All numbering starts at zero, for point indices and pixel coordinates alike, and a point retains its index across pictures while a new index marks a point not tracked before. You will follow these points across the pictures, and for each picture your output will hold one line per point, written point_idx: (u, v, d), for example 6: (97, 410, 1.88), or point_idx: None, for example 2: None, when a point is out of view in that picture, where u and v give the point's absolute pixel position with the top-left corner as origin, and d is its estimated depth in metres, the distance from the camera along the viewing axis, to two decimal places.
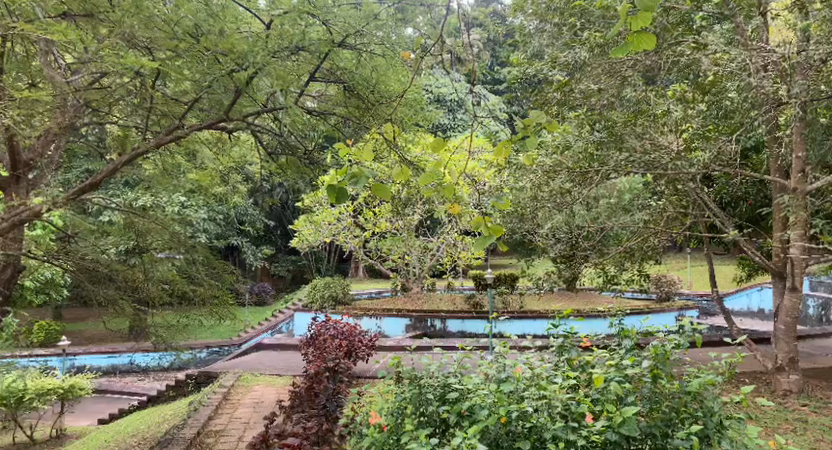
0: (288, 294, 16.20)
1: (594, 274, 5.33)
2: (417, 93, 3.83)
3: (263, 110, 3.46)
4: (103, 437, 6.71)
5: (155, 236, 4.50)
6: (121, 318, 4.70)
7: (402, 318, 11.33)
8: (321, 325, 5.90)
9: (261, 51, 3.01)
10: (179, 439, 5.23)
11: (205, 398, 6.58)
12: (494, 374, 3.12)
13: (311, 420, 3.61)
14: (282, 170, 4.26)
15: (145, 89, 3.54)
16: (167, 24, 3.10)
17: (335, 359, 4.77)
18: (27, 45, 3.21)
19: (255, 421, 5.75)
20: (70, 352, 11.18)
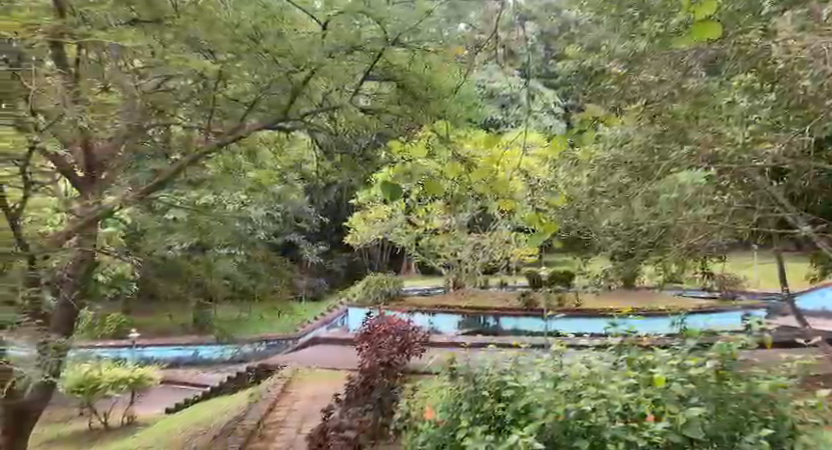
0: (344, 290, 16.47)
1: (654, 272, 5.19)
2: (470, 89, 3.80)
3: (319, 109, 3.69)
4: (170, 426, 7.00)
5: (218, 233, 4.68)
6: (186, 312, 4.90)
7: (455, 315, 11.41)
8: (376, 321, 5.96)
9: (317, 51, 3.19)
10: (240, 430, 5.41)
11: (265, 391, 6.76)
12: (550, 373, 3.08)
13: (367, 414, 3.64)
14: (337, 168, 4.32)
15: (208, 91, 3.66)
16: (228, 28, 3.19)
17: (390, 354, 4.83)
18: (98, 52, 3.36)
19: (313, 414, 5.87)
20: (139, 344, 11.74)
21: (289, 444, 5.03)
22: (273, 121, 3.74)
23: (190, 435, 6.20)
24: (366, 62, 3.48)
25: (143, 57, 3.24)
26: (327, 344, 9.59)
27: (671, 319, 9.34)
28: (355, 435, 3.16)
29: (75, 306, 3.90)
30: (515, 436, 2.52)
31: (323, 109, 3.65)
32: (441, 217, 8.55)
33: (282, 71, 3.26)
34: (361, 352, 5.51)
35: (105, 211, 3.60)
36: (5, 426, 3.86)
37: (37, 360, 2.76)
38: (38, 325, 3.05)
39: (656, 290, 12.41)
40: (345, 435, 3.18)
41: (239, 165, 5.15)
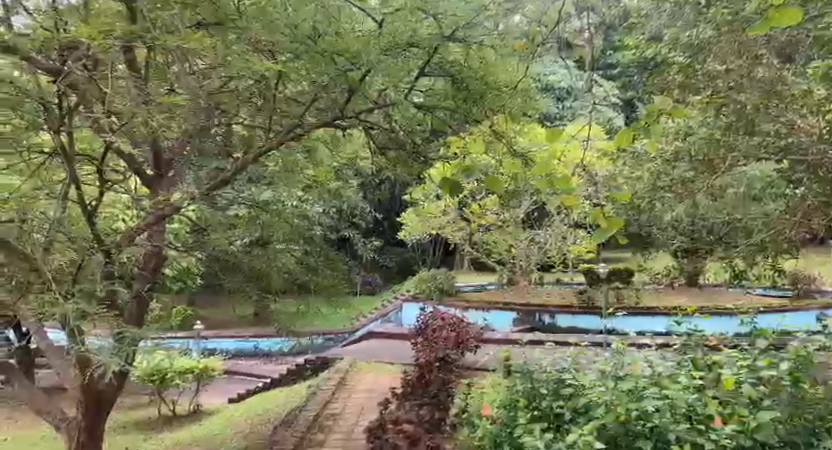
0: (398, 285, 16.61)
1: (722, 269, 4.99)
2: (528, 83, 3.75)
3: (375, 107, 3.73)
4: (233, 415, 7.22)
5: None
6: (248, 304, 5.05)
7: (509, 311, 11.35)
8: (430, 317, 5.96)
9: (374, 49, 3.23)
10: (300, 420, 5.50)
11: (323, 384, 6.89)
12: (610, 372, 3.02)
13: (424, 408, 3.66)
14: (391, 164, 4.36)
15: (270, 92, 3.76)
16: (287, 28, 3.25)
17: (445, 349, 4.82)
18: (165, 55, 3.49)
19: (370, 406, 5.95)
20: (203, 336, 12.17)
21: (348, 436, 5.09)
22: (331, 117, 3.80)
23: (252, 425, 6.36)
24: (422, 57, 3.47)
25: (206, 59, 3.35)
26: (381, 338, 9.66)
27: (737, 318, 8.98)
28: (414, 430, 3.18)
29: (148, 300, 4.06)
30: (575, 435, 2.49)
31: (378, 105, 3.67)
32: (496, 212, 8.48)
33: (337, 69, 3.30)
34: (417, 346, 5.51)
35: (174, 206, 3.73)
36: (85, 406, 4.07)
37: (113, 347, 2.91)
38: (112, 315, 3.22)
39: (721, 288, 11.93)
40: (403, 429, 3.19)
41: (297, 162, 5.27)
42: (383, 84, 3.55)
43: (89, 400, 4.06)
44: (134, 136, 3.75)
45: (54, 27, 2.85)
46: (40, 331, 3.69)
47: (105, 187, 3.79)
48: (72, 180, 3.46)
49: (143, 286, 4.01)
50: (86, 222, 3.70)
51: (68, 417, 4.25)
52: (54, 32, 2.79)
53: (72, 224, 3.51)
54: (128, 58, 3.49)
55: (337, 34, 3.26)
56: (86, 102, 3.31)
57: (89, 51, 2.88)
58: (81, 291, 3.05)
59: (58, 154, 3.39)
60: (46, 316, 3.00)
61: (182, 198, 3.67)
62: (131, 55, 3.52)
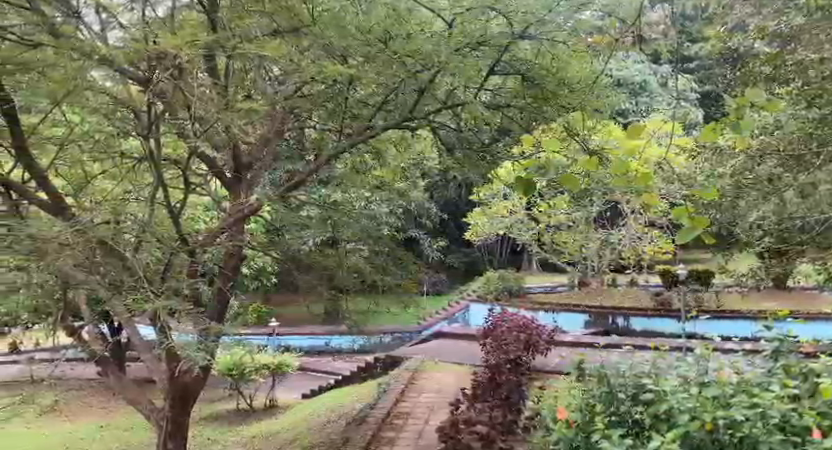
0: (465, 286, 16.61)
1: (815, 271, 4.71)
2: (601, 80, 3.64)
3: (444, 107, 3.72)
4: (306, 411, 7.41)
5: (348, 229, 4.89)
6: (319, 302, 5.16)
7: (580, 314, 11.14)
8: (500, 318, 5.88)
9: (444, 51, 3.18)
10: (371, 417, 5.58)
11: (393, 382, 6.97)
12: (694, 378, 2.90)
13: (497, 409, 3.63)
14: (460, 164, 4.34)
15: (341, 97, 3.84)
16: (360, 34, 3.34)
17: (516, 351, 4.77)
18: (244, 63, 3.62)
19: (440, 405, 5.96)
20: (276, 333, 12.56)
21: (419, 435, 5.11)
22: (399, 120, 3.82)
23: (323, 421, 6.50)
24: (492, 56, 3.41)
25: (283, 64, 3.45)
26: (449, 338, 9.66)
27: None
28: (487, 431, 3.15)
29: (228, 298, 4.16)
30: (657, 441, 2.40)
31: (447, 106, 3.66)
32: (566, 212, 8.33)
33: (407, 71, 3.31)
34: (486, 347, 5.47)
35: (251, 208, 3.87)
36: (173, 399, 4.22)
37: (198, 342, 3.08)
38: (197, 311, 3.37)
39: (811, 291, 11.24)
40: (476, 429, 3.17)
41: (366, 163, 5.35)
42: (453, 83, 3.54)
43: (176, 394, 4.21)
44: (215, 139, 3.91)
45: (145, 39, 3.01)
46: (133, 324, 3.90)
47: (189, 190, 3.96)
48: (159, 183, 3.62)
49: (223, 284, 4.17)
50: (171, 223, 3.89)
51: (157, 408, 4.43)
52: (145, 44, 2.94)
53: (158, 226, 3.68)
54: (209, 66, 3.64)
55: (408, 36, 3.31)
56: (171, 110, 3.48)
57: (177, 60, 3.01)
58: (167, 288, 3.21)
59: (147, 159, 3.58)
60: (137, 312, 3.18)
61: (260, 200, 3.81)
62: (212, 63, 3.66)
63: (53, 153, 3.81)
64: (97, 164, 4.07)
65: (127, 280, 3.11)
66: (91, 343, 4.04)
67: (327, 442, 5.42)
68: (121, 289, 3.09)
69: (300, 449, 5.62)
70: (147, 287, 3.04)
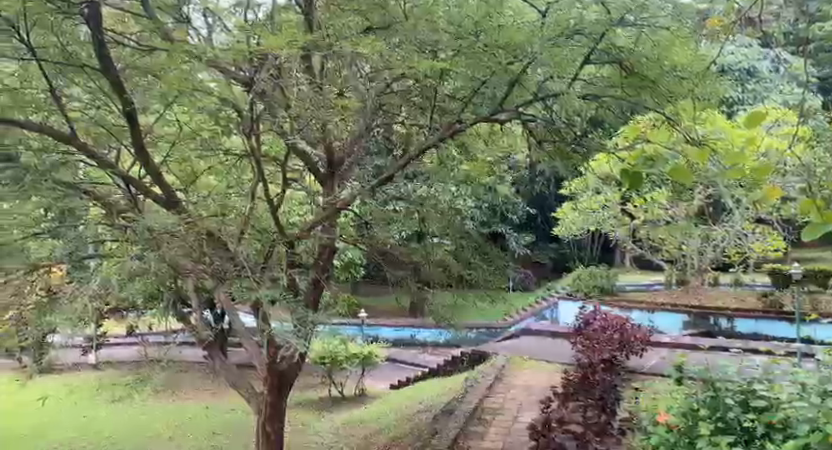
0: (553, 282, 16.31)
1: None
2: (706, 66, 3.41)
3: (536, 99, 3.62)
4: (393, 402, 7.52)
5: (436, 223, 4.90)
6: (408, 295, 5.23)
7: (680, 314, 10.68)
8: (592, 316, 5.70)
9: (538, 40, 3.09)
10: (459, 411, 5.59)
11: (480, 376, 6.94)
12: (813, 385, 2.70)
13: (591, 408, 3.53)
14: (552, 158, 4.25)
15: (431, 92, 3.84)
16: (451, 27, 3.41)
17: (610, 351, 4.61)
18: (338, 60, 3.73)
19: (528, 403, 5.88)
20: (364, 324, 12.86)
21: (508, 431, 5.07)
22: (489, 113, 3.75)
23: (412, 412, 6.59)
24: (589, 45, 3.26)
25: (375, 60, 3.54)
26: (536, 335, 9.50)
27: None
28: (583, 431, 3.08)
29: (321, 289, 4.29)
30: None
31: (540, 98, 3.54)
32: (664, 207, 7.92)
33: (498, 62, 3.26)
34: (577, 346, 5.32)
35: (344, 202, 3.96)
36: (271, 385, 4.43)
37: (295, 330, 3.19)
38: (294, 301, 3.51)
39: None
40: (571, 429, 3.10)
41: (454, 157, 5.35)
42: (545, 75, 3.40)
43: (274, 380, 4.41)
44: (309, 135, 4.03)
45: (248, 41, 3.15)
46: (235, 312, 4.11)
47: (285, 185, 4.11)
48: (259, 178, 3.78)
49: (318, 275, 4.31)
50: (270, 216, 4.07)
51: (257, 392, 4.66)
52: (248, 45, 3.08)
53: (258, 219, 3.85)
54: (305, 65, 3.75)
55: (501, 27, 3.23)
56: (270, 109, 3.61)
57: (277, 61, 3.14)
58: (268, 278, 3.37)
59: (248, 155, 3.75)
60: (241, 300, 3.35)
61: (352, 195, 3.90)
62: (307, 61, 3.78)
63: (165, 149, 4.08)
64: (202, 160, 4.31)
65: (230, 269, 3.28)
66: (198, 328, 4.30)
67: (416, 433, 5.49)
68: (226, 277, 3.30)
69: (390, 438, 5.73)
70: (250, 277, 3.23)
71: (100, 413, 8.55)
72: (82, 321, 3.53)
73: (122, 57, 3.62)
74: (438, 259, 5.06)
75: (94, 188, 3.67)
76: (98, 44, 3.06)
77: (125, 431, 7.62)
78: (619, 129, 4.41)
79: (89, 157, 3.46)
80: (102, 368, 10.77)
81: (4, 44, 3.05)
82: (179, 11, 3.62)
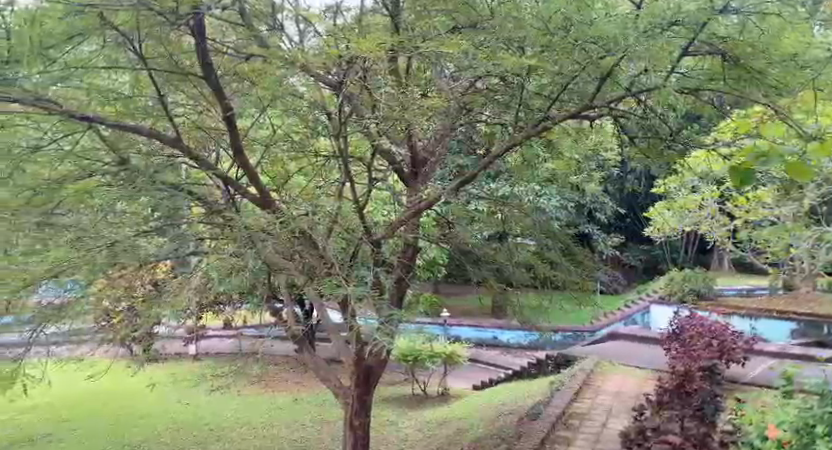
0: (644, 285, 15.68)
1: None
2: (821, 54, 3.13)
3: (629, 94, 3.45)
4: (476, 402, 7.47)
5: (520, 222, 4.83)
6: (491, 294, 5.18)
7: (787, 322, 10.11)
8: (687, 321, 5.43)
9: (634, 33, 2.92)
10: (546, 415, 5.48)
11: (567, 380, 6.77)
12: None
13: (689, 418, 3.35)
14: (646, 155, 4.07)
15: (516, 89, 3.77)
16: (539, 22, 3.31)
17: (709, 358, 4.37)
18: (423, 60, 3.74)
19: (619, 409, 5.67)
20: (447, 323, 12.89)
21: (597, 438, 4.92)
22: (578, 110, 3.63)
23: (496, 414, 6.52)
24: (688, 36, 3.08)
25: (461, 60, 3.53)
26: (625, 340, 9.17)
27: None
28: (682, 442, 2.94)
29: (407, 286, 4.31)
30: None
31: (633, 93, 3.36)
32: (769, 207, 7.38)
33: (590, 57, 3.10)
34: (671, 352, 5.09)
35: (427, 202, 3.96)
36: (357, 380, 4.51)
37: (381, 327, 3.24)
38: (381, 299, 3.56)
39: None
40: (668, 440, 2.96)
41: (540, 155, 5.24)
42: (639, 68, 3.21)
43: (360, 375, 4.48)
44: (394, 135, 4.06)
45: (337, 44, 3.20)
46: (323, 308, 4.22)
47: (371, 185, 4.16)
48: (345, 179, 3.86)
49: (403, 272, 4.33)
50: (356, 215, 4.14)
51: (343, 386, 4.76)
52: (338, 48, 3.13)
53: (345, 218, 3.93)
54: (392, 66, 3.78)
55: (592, 20, 3.10)
56: (356, 110, 3.66)
57: (365, 63, 3.17)
58: (355, 276, 3.43)
59: (335, 156, 3.84)
60: (329, 296, 3.43)
61: (435, 194, 3.90)
62: (393, 62, 3.81)
63: (260, 153, 4.29)
64: (293, 162, 4.45)
65: (319, 267, 3.40)
66: (289, 322, 4.45)
67: (501, 436, 5.42)
68: (314, 275, 3.39)
69: (475, 438, 5.70)
70: (339, 273, 3.31)
71: (199, 400, 9.03)
72: (185, 314, 3.73)
73: (221, 63, 3.80)
74: (523, 260, 4.98)
75: (195, 189, 3.88)
76: (200, 54, 3.22)
77: (222, 418, 8.02)
78: (719, 125, 4.16)
79: (192, 160, 3.66)
80: (201, 359, 11.39)
81: (119, 55, 3.28)
82: (273, 18, 3.74)
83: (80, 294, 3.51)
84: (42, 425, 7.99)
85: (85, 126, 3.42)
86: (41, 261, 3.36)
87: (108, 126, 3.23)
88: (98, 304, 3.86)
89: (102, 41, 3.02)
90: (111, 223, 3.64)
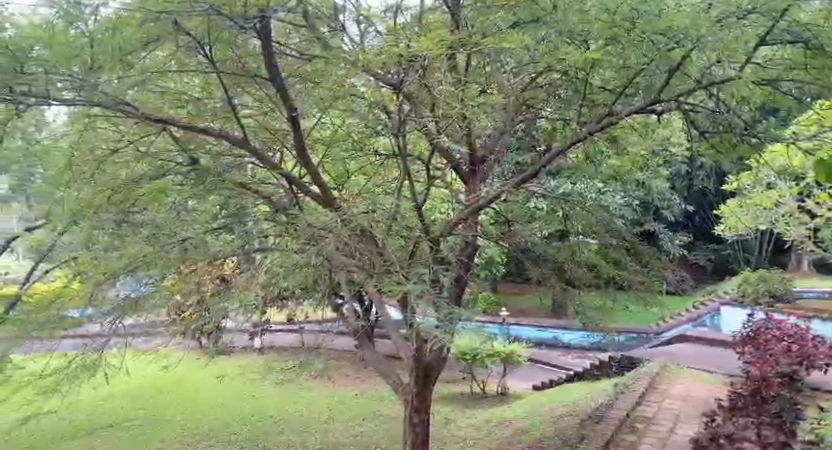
0: (713, 286, 15.08)
1: None
2: None
3: (700, 87, 3.31)
4: (537, 403, 7.36)
5: (582, 220, 4.72)
6: (552, 294, 5.09)
7: None
8: (763, 324, 5.18)
9: (707, 22, 2.79)
10: (609, 418, 5.34)
11: (631, 383, 6.58)
12: None
13: (766, 428, 3.20)
14: (717, 151, 3.90)
15: (580, 83, 3.68)
16: (603, 14, 3.07)
17: (787, 364, 4.16)
18: (483, 57, 3.70)
19: (687, 414, 5.47)
20: (506, 323, 12.77)
21: (665, 443, 4.76)
22: (644, 104, 3.52)
23: (558, 415, 6.41)
24: (766, 24, 2.93)
25: (523, 56, 3.48)
26: (694, 343, 8.84)
27: None
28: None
29: (466, 285, 4.28)
30: None
31: (704, 85, 3.23)
32: None
33: (658, 50, 2.99)
34: (745, 357, 4.87)
35: (487, 200, 3.93)
36: (416, 377, 4.51)
37: (442, 326, 3.23)
38: (442, 297, 3.55)
39: None
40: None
41: (603, 152, 5.11)
42: (711, 59, 3.08)
43: (419, 373, 4.49)
44: (454, 133, 4.05)
45: (398, 43, 3.21)
46: (383, 305, 4.26)
47: (430, 183, 4.17)
48: (405, 177, 3.88)
49: (462, 271, 4.32)
50: (415, 214, 4.15)
51: (403, 383, 4.79)
52: (399, 47, 3.15)
53: (405, 217, 3.96)
54: (451, 63, 3.78)
55: (661, 11, 2.99)
56: (416, 108, 3.67)
57: (426, 61, 3.17)
58: (414, 273, 3.44)
59: (395, 156, 3.86)
60: (389, 293, 3.46)
61: (495, 192, 3.87)
62: (453, 60, 3.80)
63: (323, 153, 4.38)
64: (353, 161, 4.51)
65: (379, 265, 3.42)
66: (350, 319, 4.51)
67: (563, 438, 5.32)
68: (374, 273, 3.42)
69: (537, 439, 5.62)
70: (398, 271, 3.33)
71: (263, 392, 9.30)
72: (251, 309, 3.84)
73: (286, 66, 3.88)
74: (585, 259, 4.87)
75: (261, 188, 3.99)
76: (266, 56, 3.30)
77: (285, 411, 8.20)
78: (798, 119, 3.94)
79: (258, 160, 3.77)
80: (266, 352, 11.72)
81: (189, 59, 3.39)
82: (335, 19, 3.79)
83: (154, 287, 3.67)
84: (121, 411, 8.42)
85: (159, 128, 3.60)
86: (119, 256, 3.54)
87: (180, 127, 3.37)
88: (171, 299, 4.03)
89: (175, 45, 3.15)
90: (182, 220, 3.81)
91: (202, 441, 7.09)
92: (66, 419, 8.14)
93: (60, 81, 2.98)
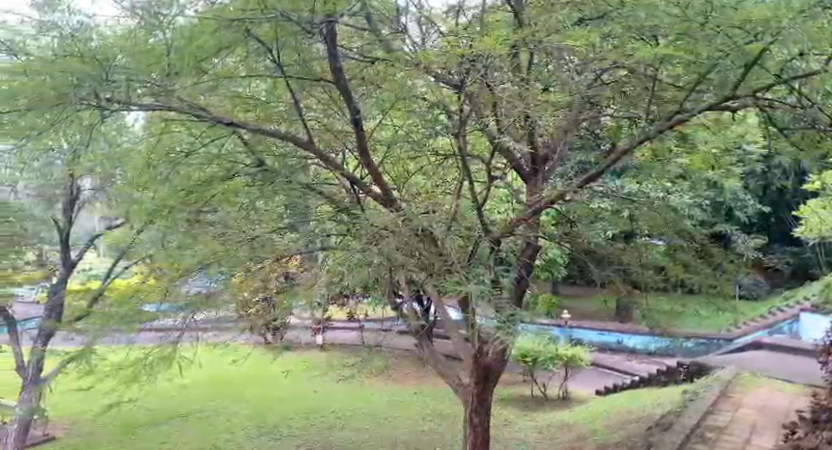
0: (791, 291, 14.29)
1: None
2: None
3: (779, 81, 3.15)
4: (601, 408, 7.18)
5: (649, 221, 4.58)
6: (617, 296, 4.96)
7: None
8: None
9: (790, 13, 2.65)
10: (678, 425, 5.15)
11: (702, 390, 6.32)
12: None
13: None
14: (796, 149, 3.70)
15: (649, 80, 3.56)
16: (675, 9, 2.96)
17: None
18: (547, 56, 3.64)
19: (763, 425, 5.21)
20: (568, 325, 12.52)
21: None
22: (717, 100, 3.37)
23: (623, 421, 6.23)
24: None
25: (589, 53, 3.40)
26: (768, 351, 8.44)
27: None
28: None
29: (527, 286, 4.23)
30: None
31: (784, 80, 3.06)
32: None
33: (735, 43, 2.85)
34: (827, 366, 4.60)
35: (549, 200, 3.86)
36: (477, 378, 4.49)
37: (505, 327, 3.21)
38: (504, 297, 3.53)
39: None
40: None
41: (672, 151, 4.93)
42: (792, 53, 2.92)
43: (479, 374, 4.47)
44: (516, 133, 4.00)
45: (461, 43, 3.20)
46: (443, 305, 4.26)
47: (491, 183, 4.14)
48: (466, 178, 3.86)
49: (523, 271, 4.27)
50: (476, 215, 4.12)
51: (463, 384, 4.77)
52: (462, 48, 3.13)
53: (466, 218, 3.94)
54: (514, 62, 3.73)
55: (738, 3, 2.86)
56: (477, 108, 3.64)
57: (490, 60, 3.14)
58: (475, 274, 3.43)
59: (456, 156, 3.85)
60: (450, 294, 3.45)
61: (557, 193, 3.80)
62: (516, 58, 3.75)
63: (383, 154, 4.42)
64: (414, 161, 4.52)
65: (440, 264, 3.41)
66: (410, 317, 4.54)
67: (630, 445, 5.16)
68: (435, 273, 3.42)
69: (601, 445, 5.48)
70: (459, 271, 3.33)
71: (326, 389, 9.46)
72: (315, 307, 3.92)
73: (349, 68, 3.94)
74: (652, 261, 4.71)
75: (324, 188, 4.06)
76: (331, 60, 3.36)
77: (347, 407, 8.32)
78: None
79: (322, 161, 3.84)
80: (327, 349, 11.91)
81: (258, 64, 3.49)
82: (398, 21, 3.80)
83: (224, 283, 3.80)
84: (192, 403, 8.76)
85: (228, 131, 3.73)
86: (192, 253, 3.68)
87: (249, 130, 3.46)
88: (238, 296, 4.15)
89: (245, 51, 3.24)
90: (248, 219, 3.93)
91: (268, 434, 7.28)
92: (142, 409, 8.54)
93: (141, 88, 3.12)
